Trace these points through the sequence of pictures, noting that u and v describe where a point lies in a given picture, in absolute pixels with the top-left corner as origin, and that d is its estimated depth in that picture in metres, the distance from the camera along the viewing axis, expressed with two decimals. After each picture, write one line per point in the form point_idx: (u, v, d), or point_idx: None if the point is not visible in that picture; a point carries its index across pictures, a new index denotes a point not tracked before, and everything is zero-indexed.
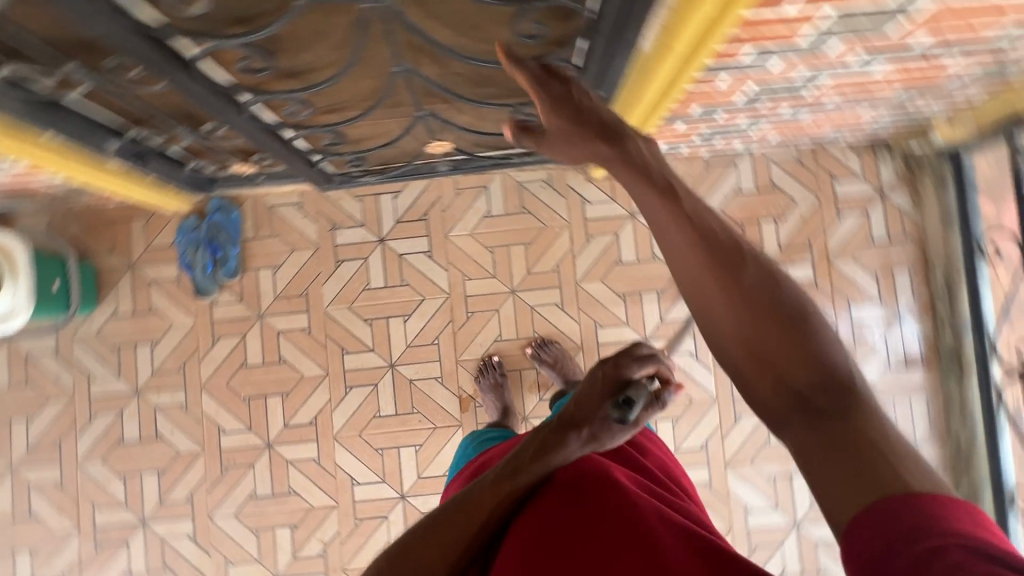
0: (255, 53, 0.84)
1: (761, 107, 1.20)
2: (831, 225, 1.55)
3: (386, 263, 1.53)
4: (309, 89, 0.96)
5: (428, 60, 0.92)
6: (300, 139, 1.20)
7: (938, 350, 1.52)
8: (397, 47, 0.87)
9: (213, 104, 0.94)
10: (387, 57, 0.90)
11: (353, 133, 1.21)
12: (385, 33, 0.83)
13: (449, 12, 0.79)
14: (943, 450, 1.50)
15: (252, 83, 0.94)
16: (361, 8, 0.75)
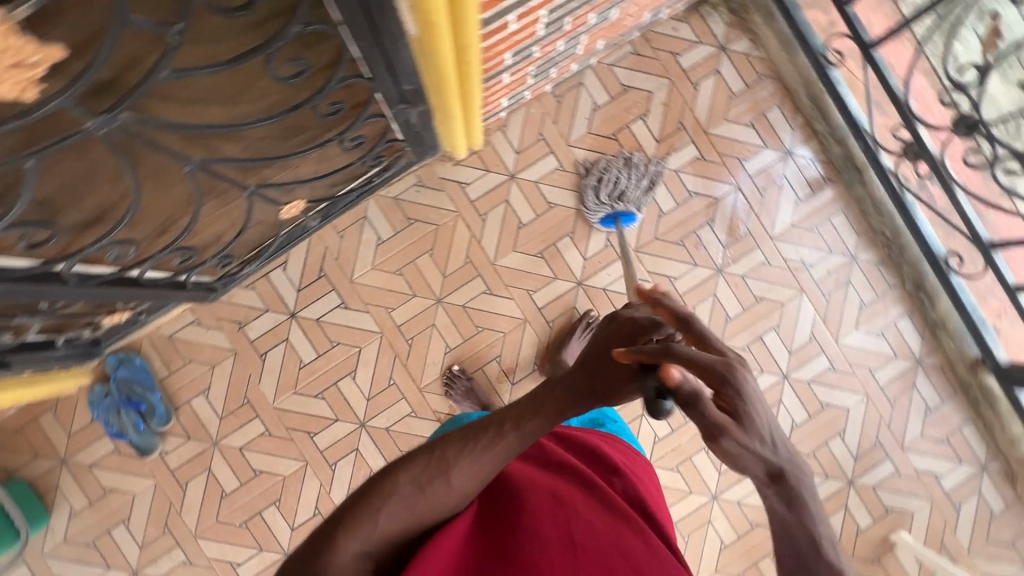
0: (27, 229, 0.75)
1: (568, 26, 1.18)
2: (692, 98, 1.56)
3: (309, 334, 1.49)
4: (115, 228, 0.88)
5: (218, 143, 0.87)
6: (151, 272, 1.12)
7: (832, 163, 1.56)
8: (174, 148, 0.81)
9: (25, 291, 0.86)
10: (171, 160, 0.83)
11: (201, 239, 1.14)
12: (149, 143, 0.75)
13: (200, 94, 0.74)
14: (877, 250, 1.56)
15: (53, 251, 0.86)
16: (99, 137, 0.67)
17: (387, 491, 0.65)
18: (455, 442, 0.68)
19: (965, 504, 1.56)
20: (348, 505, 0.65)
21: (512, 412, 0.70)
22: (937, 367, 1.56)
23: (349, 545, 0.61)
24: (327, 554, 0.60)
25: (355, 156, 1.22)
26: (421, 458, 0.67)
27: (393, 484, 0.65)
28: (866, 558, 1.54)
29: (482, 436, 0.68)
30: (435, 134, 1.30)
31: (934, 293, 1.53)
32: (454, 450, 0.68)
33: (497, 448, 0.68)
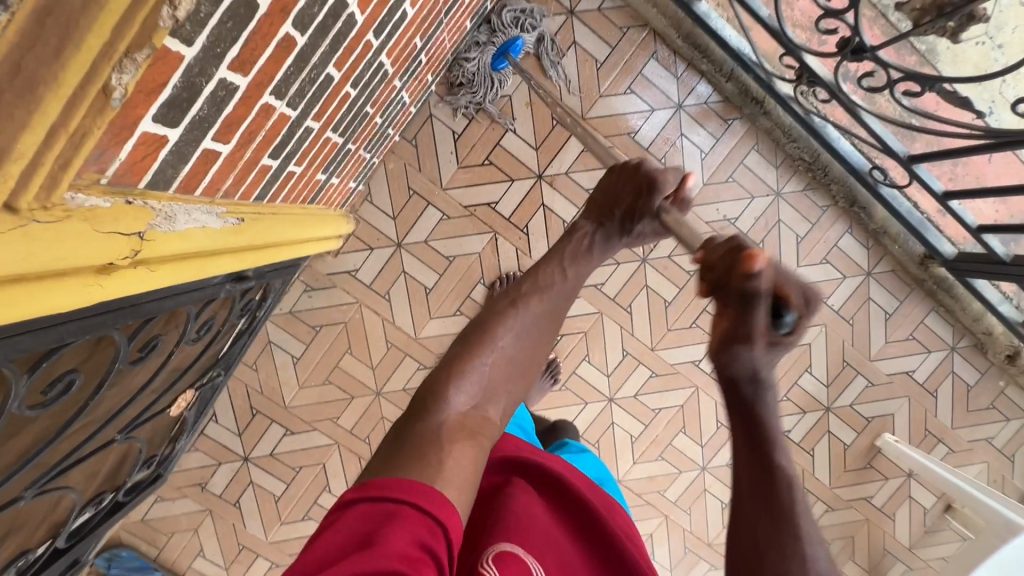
0: None
1: (373, 108, 1.01)
2: (557, 85, 1.37)
3: (269, 469, 1.47)
4: None
5: (47, 459, 0.78)
6: (78, 527, 1.09)
7: (727, 101, 1.40)
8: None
9: None
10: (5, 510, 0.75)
11: (110, 478, 1.09)
12: None
13: None
14: (800, 177, 1.45)
15: None
16: None
17: (482, 336, 0.65)
18: (524, 289, 0.71)
19: (941, 388, 1.58)
20: (440, 371, 0.61)
21: (570, 251, 0.76)
22: (888, 272, 1.50)
23: (457, 396, 0.59)
24: (437, 414, 0.56)
25: (221, 325, 1.11)
26: (506, 310, 0.68)
27: (490, 338, 0.65)
28: (857, 467, 1.61)
29: (551, 278, 0.73)
30: (289, 261, 1.15)
31: (868, 205, 1.43)
32: (527, 298, 0.70)
33: (565, 292, 0.73)
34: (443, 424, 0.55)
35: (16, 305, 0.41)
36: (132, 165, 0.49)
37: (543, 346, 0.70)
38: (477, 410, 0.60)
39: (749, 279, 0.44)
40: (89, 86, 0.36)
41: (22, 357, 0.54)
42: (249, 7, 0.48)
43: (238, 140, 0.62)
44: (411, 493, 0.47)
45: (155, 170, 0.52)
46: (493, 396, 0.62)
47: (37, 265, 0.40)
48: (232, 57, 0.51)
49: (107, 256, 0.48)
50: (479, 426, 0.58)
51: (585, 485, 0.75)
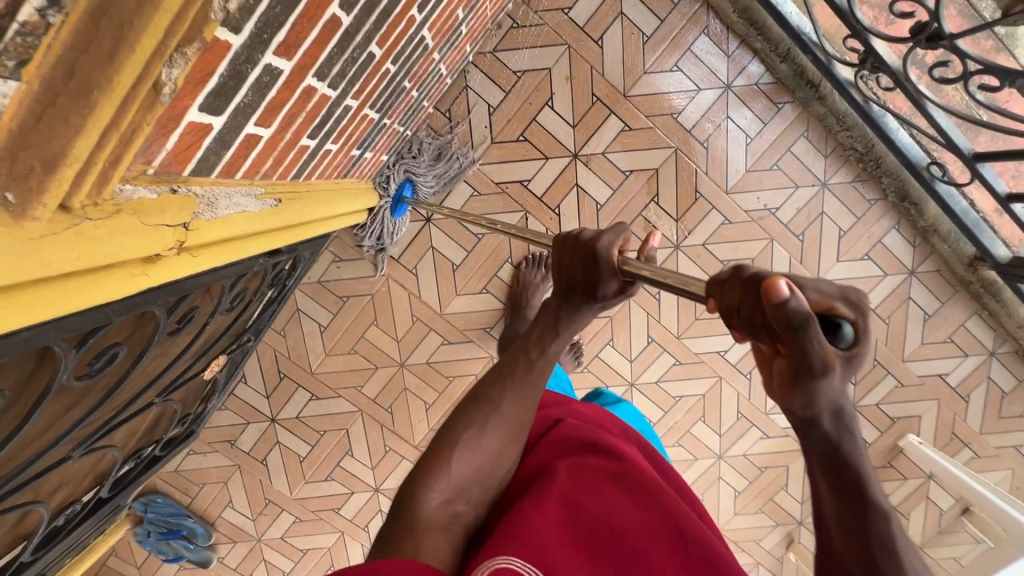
0: None
1: (410, 82, 0.97)
2: (599, 59, 1.30)
3: (294, 431, 1.53)
4: (44, 526, 0.87)
5: (92, 423, 0.81)
6: (119, 478, 1.15)
7: (780, 83, 1.32)
8: (45, 468, 0.75)
9: None
10: (54, 469, 0.78)
11: (148, 435, 1.14)
12: (9, 496, 0.70)
13: (35, 437, 0.67)
14: (849, 168, 1.37)
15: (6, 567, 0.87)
16: None
17: (450, 442, 0.61)
18: (491, 384, 0.66)
19: (974, 394, 1.54)
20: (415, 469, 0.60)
21: (531, 338, 0.68)
22: (932, 272, 1.44)
23: (432, 495, 0.57)
24: (410, 508, 0.55)
25: (253, 294, 1.12)
26: (468, 412, 0.63)
27: (455, 436, 0.61)
28: (876, 465, 1.61)
29: (515, 366, 0.66)
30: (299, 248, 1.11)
31: (919, 200, 1.36)
32: (492, 393, 0.65)
33: (532, 374, 0.66)
34: (416, 521, 0.54)
35: (70, 296, 0.41)
36: (177, 155, 0.48)
37: (521, 424, 0.65)
38: (451, 504, 0.58)
39: (791, 316, 0.32)
40: (142, 85, 0.35)
41: (71, 335, 0.55)
42: None
43: (280, 122, 0.61)
44: (387, 566, 0.43)
45: (200, 157, 0.52)
46: (463, 490, 0.59)
47: (88, 262, 0.40)
48: (278, 42, 0.49)
49: (155, 248, 0.47)
50: (453, 517, 0.57)
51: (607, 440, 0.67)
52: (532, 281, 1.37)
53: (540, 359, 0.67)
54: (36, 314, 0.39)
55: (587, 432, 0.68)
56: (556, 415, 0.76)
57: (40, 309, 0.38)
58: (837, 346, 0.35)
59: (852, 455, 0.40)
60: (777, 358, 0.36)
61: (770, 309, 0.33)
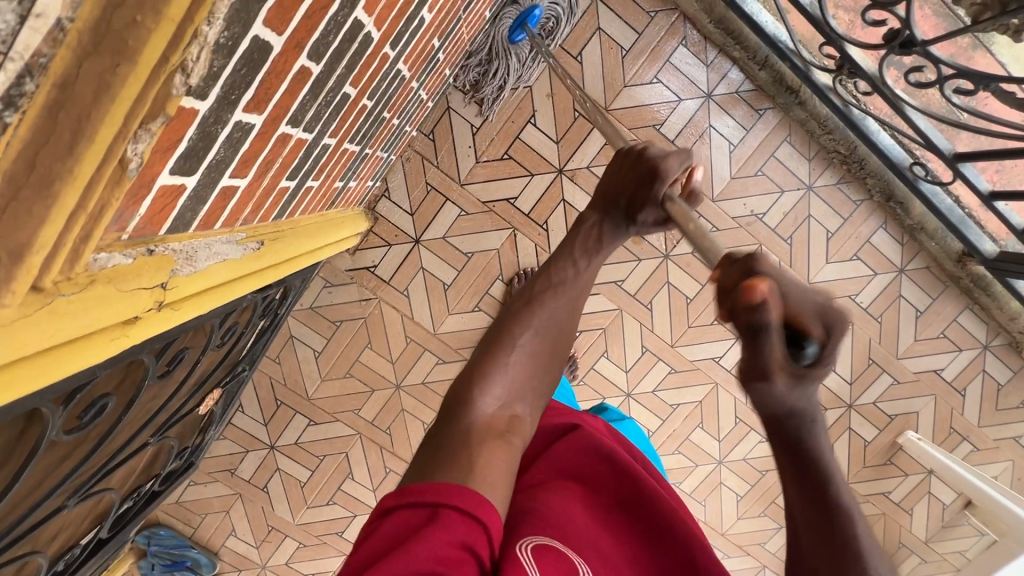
0: None
1: (390, 112, 0.98)
2: (580, 76, 1.31)
3: (293, 457, 1.53)
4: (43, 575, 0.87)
5: (85, 472, 0.81)
6: (119, 517, 1.15)
7: (760, 90, 1.33)
8: (40, 520, 0.75)
9: None
10: (49, 521, 0.78)
11: (146, 473, 1.14)
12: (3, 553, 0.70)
13: (25, 493, 0.67)
14: (834, 170, 1.38)
15: None
16: None
17: (508, 344, 0.62)
18: (539, 288, 0.69)
19: (969, 387, 1.55)
20: (467, 369, 0.60)
21: (579, 246, 0.73)
22: (921, 269, 1.45)
23: (488, 399, 0.57)
24: (466, 413, 0.55)
25: (245, 326, 1.13)
26: (523, 312, 0.66)
27: (509, 340, 0.62)
28: (877, 463, 1.61)
29: (563, 275, 0.70)
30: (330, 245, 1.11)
31: (905, 200, 1.37)
32: (543, 298, 0.68)
33: (579, 283, 0.71)
34: (473, 425, 0.54)
35: (51, 368, 0.41)
36: (151, 218, 0.48)
37: (564, 342, 0.68)
38: (506, 408, 0.58)
39: (756, 315, 0.34)
40: (106, 166, 0.35)
41: (53, 397, 0.55)
42: (262, 50, 0.46)
43: (257, 170, 0.61)
44: (449, 494, 0.47)
45: (176, 214, 0.52)
46: (521, 395, 0.60)
47: (64, 336, 0.40)
48: (247, 99, 0.50)
49: (134, 310, 0.48)
50: (510, 425, 0.57)
51: (619, 456, 0.68)
52: None
53: (586, 265, 0.72)
54: (15, 391, 0.39)
55: (602, 445, 0.68)
56: (571, 418, 0.74)
57: (20, 384, 0.39)
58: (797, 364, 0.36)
59: (829, 458, 0.39)
60: None
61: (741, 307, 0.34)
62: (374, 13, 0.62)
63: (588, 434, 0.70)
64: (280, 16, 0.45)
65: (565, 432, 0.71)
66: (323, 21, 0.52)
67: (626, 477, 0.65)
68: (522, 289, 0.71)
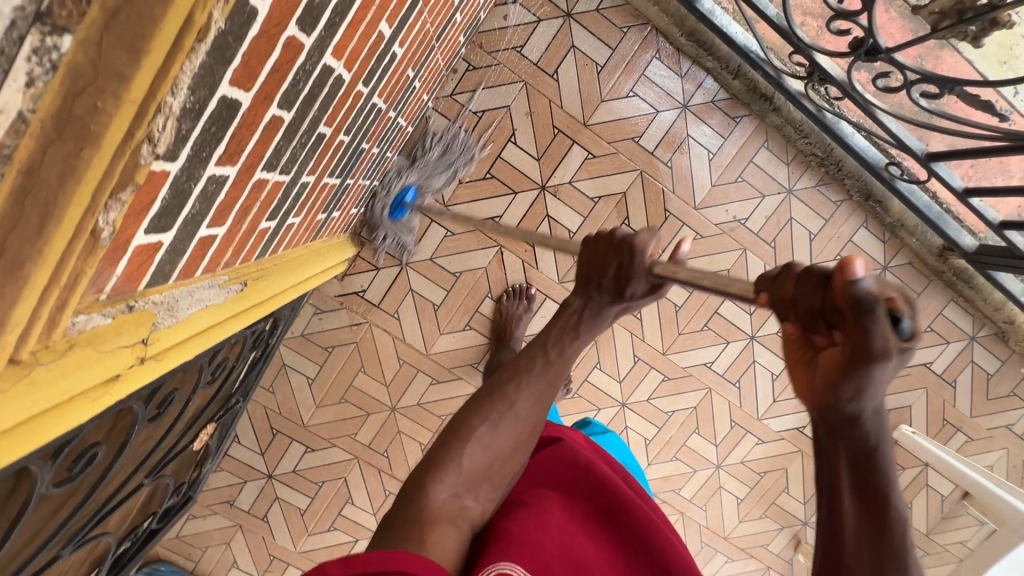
0: None
1: (368, 143, 0.99)
2: (557, 93, 1.33)
3: (291, 485, 1.52)
4: None
5: (78, 520, 0.80)
6: (117, 559, 1.14)
7: (735, 99, 1.35)
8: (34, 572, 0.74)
9: None
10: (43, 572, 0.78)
11: (143, 513, 1.13)
12: None
13: (16, 549, 0.66)
14: (812, 173, 1.40)
15: None
16: None
17: (465, 434, 0.60)
18: (505, 374, 0.67)
19: (960, 378, 1.56)
20: (423, 457, 0.59)
21: (554, 334, 0.70)
22: (905, 265, 1.47)
23: (440, 489, 0.55)
24: (418, 497, 0.54)
25: (235, 360, 1.13)
26: (485, 404, 0.63)
27: (468, 430, 0.61)
28: None
29: (533, 363, 0.68)
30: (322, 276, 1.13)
31: (884, 198, 1.39)
32: (508, 384, 0.66)
33: (550, 372, 0.68)
34: (423, 512, 0.53)
35: (33, 435, 0.42)
36: (128, 276, 0.49)
37: (529, 433, 0.66)
38: (458, 498, 0.57)
39: (853, 290, 0.37)
40: (77, 240, 0.36)
41: (39, 456, 0.55)
42: (231, 107, 0.47)
43: (235, 217, 0.62)
44: (397, 561, 0.45)
45: (155, 268, 0.53)
46: (474, 486, 0.59)
47: (43, 404, 0.40)
48: (219, 154, 0.50)
49: (115, 369, 0.48)
50: (460, 510, 0.56)
51: (595, 467, 0.71)
52: (514, 312, 1.38)
53: (557, 359, 0.69)
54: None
55: (579, 456, 0.72)
56: (547, 434, 0.77)
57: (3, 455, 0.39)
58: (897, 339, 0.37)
59: (884, 464, 0.39)
60: (829, 349, 0.41)
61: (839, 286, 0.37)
62: (343, 56, 0.63)
63: (565, 447, 0.73)
64: (247, 75, 0.46)
65: (543, 447, 0.74)
66: (291, 72, 0.53)
67: (602, 488, 0.69)
68: (492, 378, 0.69)
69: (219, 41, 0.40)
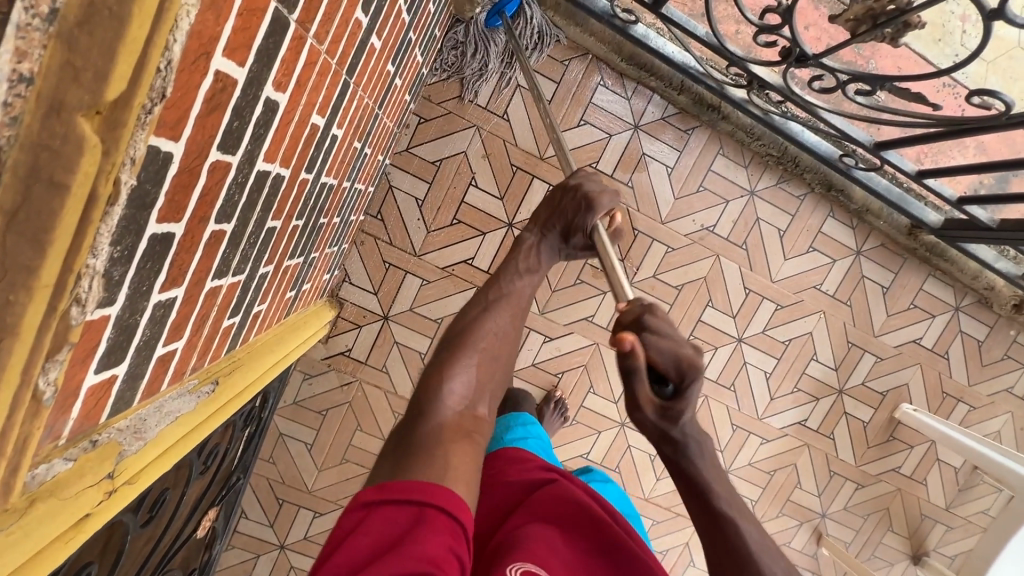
0: None
1: (326, 216, 1.01)
2: (510, 132, 1.36)
3: (305, 552, 1.51)
4: None
5: None
6: None
7: (684, 112, 1.37)
8: None
9: None
10: None
11: None
12: None
13: None
14: (771, 172, 1.43)
15: None
16: None
17: (466, 343, 0.70)
18: (491, 293, 0.78)
19: (951, 349, 1.57)
20: (433, 366, 0.67)
21: (526, 263, 0.85)
22: (878, 247, 1.49)
23: (450, 396, 0.64)
24: (429, 417, 0.61)
25: (229, 440, 1.13)
26: (479, 311, 0.74)
27: (471, 340, 0.70)
28: (880, 441, 1.62)
29: (511, 280, 0.81)
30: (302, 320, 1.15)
31: (845, 186, 1.41)
32: (495, 302, 0.77)
33: (519, 286, 0.81)
34: (437, 421, 0.61)
35: None
36: (85, 417, 0.50)
37: (515, 340, 0.77)
38: (469, 409, 0.65)
39: (631, 360, 0.61)
40: (13, 413, 0.37)
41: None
42: (163, 241, 0.49)
43: (191, 327, 0.63)
44: (438, 496, 0.53)
45: (116, 398, 0.54)
46: (483, 396, 0.67)
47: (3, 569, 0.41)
48: (162, 281, 0.52)
49: (83, 508, 0.50)
50: (474, 424, 0.63)
51: (594, 506, 0.71)
52: None
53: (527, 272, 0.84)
54: None
55: (579, 496, 0.71)
56: (548, 473, 0.76)
57: None
58: (659, 394, 0.65)
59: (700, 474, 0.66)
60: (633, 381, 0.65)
61: (621, 354, 0.61)
62: (276, 159, 0.65)
63: (563, 487, 0.72)
64: (175, 209, 0.48)
65: (541, 485, 0.73)
66: (222, 190, 0.55)
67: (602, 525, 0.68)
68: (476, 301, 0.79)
69: (136, 193, 0.41)
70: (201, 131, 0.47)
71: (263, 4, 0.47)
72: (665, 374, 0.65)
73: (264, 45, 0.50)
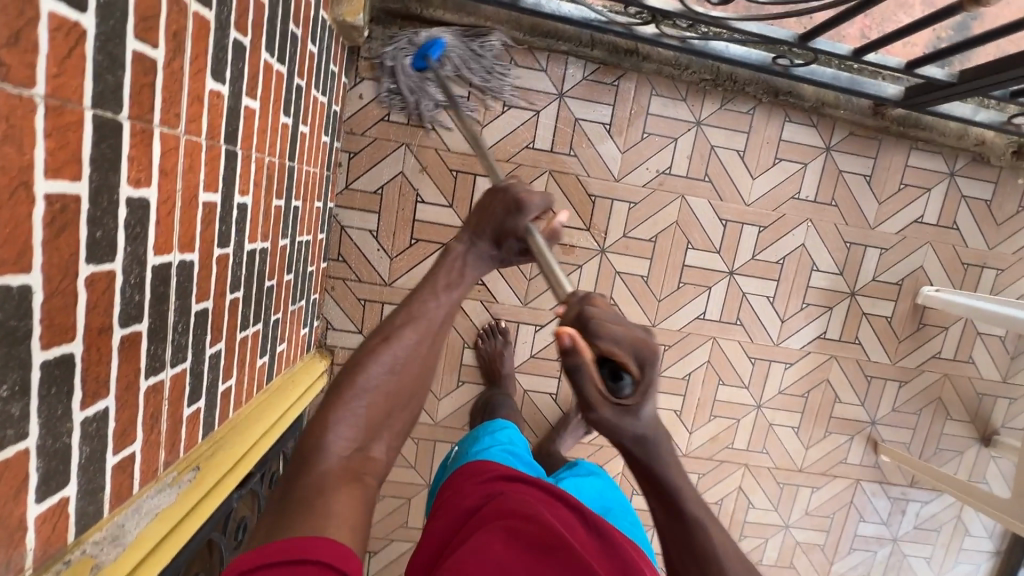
0: None
1: (274, 277, 1.03)
2: (440, 140, 1.35)
3: None
4: None
5: None
6: None
7: (604, 65, 1.33)
8: None
9: None
10: None
11: None
12: None
13: None
14: (712, 96, 1.37)
15: None
16: None
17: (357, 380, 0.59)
18: (398, 319, 0.65)
19: (960, 218, 1.47)
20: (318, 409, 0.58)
21: (447, 281, 0.71)
22: (847, 137, 1.41)
23: (337, 439, 0.55)
24: (315, 461, 0.53)
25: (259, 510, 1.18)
26: (381, 344, 0.62)
27: (364, 376, 0.59)
28: (911, 332, 1.53)
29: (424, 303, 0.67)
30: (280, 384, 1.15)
31: (792, 87, 1.35)
32: (402, 330, 0.64)
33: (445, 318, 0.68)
34: (321, 473, 0.53)
35: None
36: (46, 544, 0.53)
37: (430, 371, 0.65)
38: (360, 452, 0.56)
39: (571, 356, 0.56)
40: None
41: None
42: (63, 362, 0.51)
43: (142, 428, 0.65)
44: (322, 550, 0.44)
45: (81, 514, 0.57)
46: (375, 435, 0.58)
47: None
48: (81, 399, 0.54)
49: None
50: (363, 466, 0.56)
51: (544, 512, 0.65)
52: (495, 350, 1.40)
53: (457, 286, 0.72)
54: None
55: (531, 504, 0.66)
56: (501, 488, 0.72)
57: None
58: (619, 392, 0.57)
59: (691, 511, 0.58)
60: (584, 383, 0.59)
61: (564, 352, 0.56)
62: (173, 246, 0.66)
63: (509, 498, 0.68)
64: (61, 331, 0.50)
65: (491, 499, 0.68)
66: (115, 297, 0.57)
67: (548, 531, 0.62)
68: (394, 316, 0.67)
69: None
70: (57, 251, 0.48)
71: (75, 115, 0.48)
72: (621, 366, 0.57)
73: (96, 151, 0.51)
